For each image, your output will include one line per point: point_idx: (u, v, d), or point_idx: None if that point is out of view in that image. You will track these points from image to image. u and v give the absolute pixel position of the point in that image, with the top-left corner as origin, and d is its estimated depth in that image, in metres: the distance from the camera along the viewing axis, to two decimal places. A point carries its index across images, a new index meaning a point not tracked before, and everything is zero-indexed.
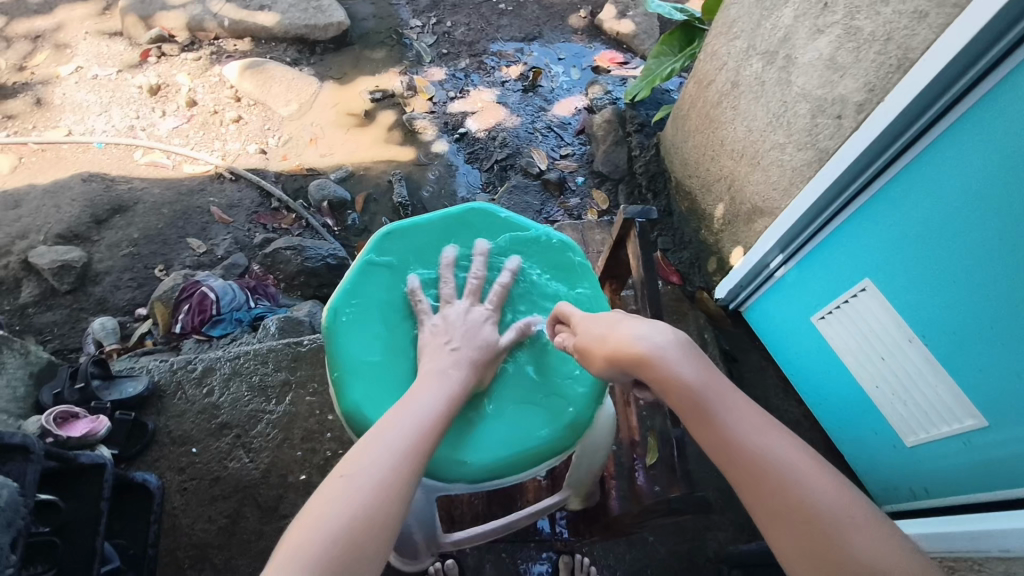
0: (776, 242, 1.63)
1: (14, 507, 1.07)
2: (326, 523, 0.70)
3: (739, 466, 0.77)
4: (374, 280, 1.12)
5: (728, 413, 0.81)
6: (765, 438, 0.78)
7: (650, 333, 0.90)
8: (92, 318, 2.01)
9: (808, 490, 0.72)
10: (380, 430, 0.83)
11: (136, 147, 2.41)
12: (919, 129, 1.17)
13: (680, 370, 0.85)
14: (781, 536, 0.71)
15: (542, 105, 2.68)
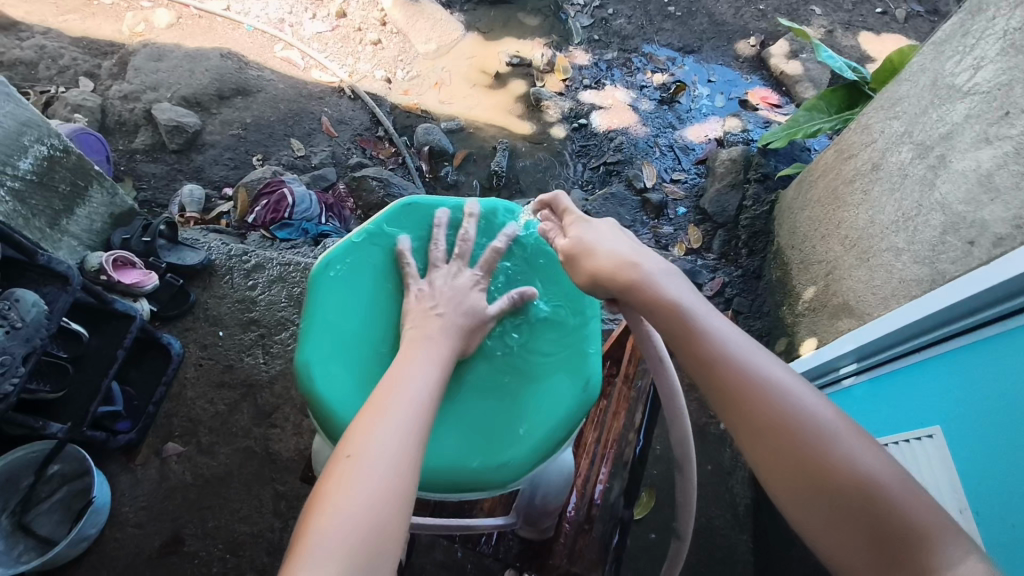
0: (857, 347, 1.48)
1: (37, 326, 1.16)
2: (344, 517, 0.66)
3: (724, 384, 0.76)
4: (374, 246, 1.07)
5: (714, 330, 0.80)
6: (752, 357, 0.77)
7: (641, 256, 0.90)
8: (185, 182, 2.13)
9: (795, 404, 0.72)
10: (384, 404, 0.77)
11: (278, 40, 2.51)
12: None
13: (668, 292, 0.84)
14: (766, 448, 0.71)
15: (672, 123, 2.55)
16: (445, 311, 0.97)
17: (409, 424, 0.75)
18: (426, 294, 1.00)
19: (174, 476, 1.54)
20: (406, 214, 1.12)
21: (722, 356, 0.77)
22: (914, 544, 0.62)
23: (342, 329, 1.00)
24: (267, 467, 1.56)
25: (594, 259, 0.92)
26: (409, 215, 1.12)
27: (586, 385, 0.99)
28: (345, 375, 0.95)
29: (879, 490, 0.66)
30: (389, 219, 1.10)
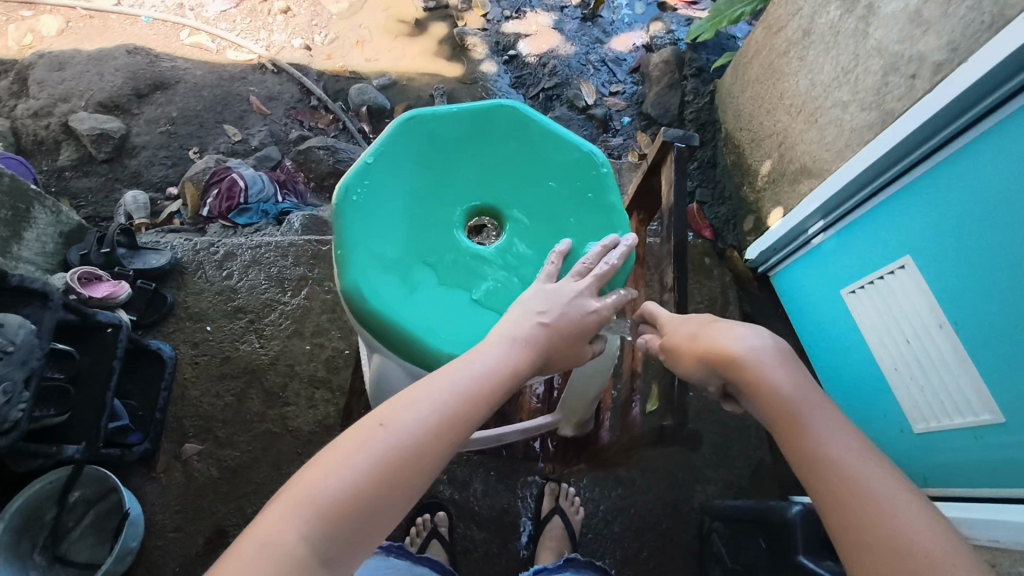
0: (819, 207, 1.59)
1: (30, 348, 1.11)
2: (344, 480, 0.63)
3: (821, 480, 0.73)
4: (394, 161, 0.90)
5: (823, 427, 0.77)
6: (859, 463, 0.72)
7: (747, 339, 0.88)
8: (126, 190, 2.05)
9: (895, 516, 0.67)
10: (436, 380, 0.73)
11: (183, 26, 2.38)
12: (958, 127, 1.19)
13: (773, 375, 0.83)
14: (858, 559, 0.67)
15: (599, 37, 2.55)
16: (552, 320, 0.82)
17: (448, 414, 0.70)
18: (540, 293, 0.85)
19: (200, 474, 1.53)
20: (422, 125, 0.92)
21: (825, 452, 0.74)
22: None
23: (380, 252, 0.87)
24: (292, 444, 1.57)
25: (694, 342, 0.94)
26: (423, 124, 0.92)
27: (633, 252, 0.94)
28: (400, 300, 0.85)
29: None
30: (397, 129, 0.91)
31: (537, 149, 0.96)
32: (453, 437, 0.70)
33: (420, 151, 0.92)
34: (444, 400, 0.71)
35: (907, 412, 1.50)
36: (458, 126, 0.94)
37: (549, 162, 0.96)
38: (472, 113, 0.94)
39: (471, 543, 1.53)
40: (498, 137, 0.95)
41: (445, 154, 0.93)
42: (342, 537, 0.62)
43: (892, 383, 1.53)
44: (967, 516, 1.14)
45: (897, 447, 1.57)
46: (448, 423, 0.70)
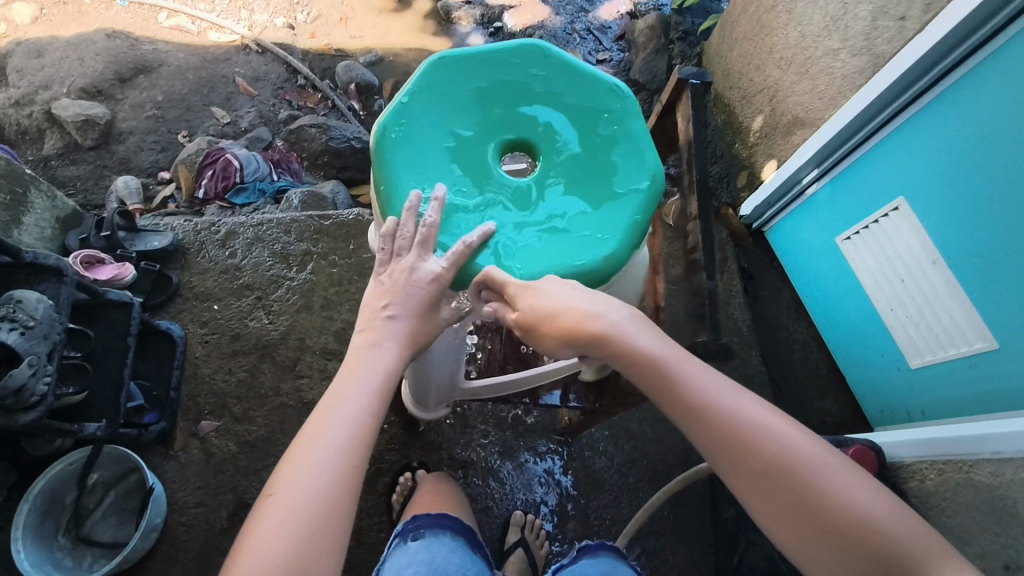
0: (813, 156, 1.64)
1: (50, 322, 1.10)
2: (265, 555, 0.68)
3: (711, 439, 0.74)
4: (425, 102, 0.90)
5: (692, 379, 0.76)
6: (733, 400, 0.75)
7: (603, 307, 0.79)
8: (115, 176, 2.01)
9: (780, 444, 0.73)
10: (317, 425, 0.77)
11: (160, 9, 2.33)
12: (948, 65, 1.23)
13: (641, 343, 0.77)
14: (758, 485, 0.72)
15: (583, 7, 2.57)
16: (396, 311, 0.85)
17: (340, 454, 0.75)
18: (387, 282, 0.87)
19: (218, 450, 1.53)
20: (450, 66, 0.91)
21: (712, 407, 0.75)
22: (896, 561, 0.67)
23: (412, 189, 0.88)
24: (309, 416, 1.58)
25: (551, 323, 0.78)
26: (451, 67, 0.91)
27: (658, 180, 0.89)
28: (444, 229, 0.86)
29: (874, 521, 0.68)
30: (423, 72, 0.90)
31: (561, 84, 0.92)
32: (352, 473, 0.76)
33: (443, 93, 0.90)
34: (332, 441, 0.76)
35: (903, 349, 1.57)
36: (479, 68, 0.91)
37: (572, 97, 0.92)
38: (495, 54, 0.92)
39: (492, 500, 1.57)
40: (519, 76, 0.92)
41: (469, 94, 0.91)
42: None
43: (888, 323, 1.60)
44: (966, 433, 1.17)
45: (895, 384, 1.64)
46: (348, 462, 0.76)
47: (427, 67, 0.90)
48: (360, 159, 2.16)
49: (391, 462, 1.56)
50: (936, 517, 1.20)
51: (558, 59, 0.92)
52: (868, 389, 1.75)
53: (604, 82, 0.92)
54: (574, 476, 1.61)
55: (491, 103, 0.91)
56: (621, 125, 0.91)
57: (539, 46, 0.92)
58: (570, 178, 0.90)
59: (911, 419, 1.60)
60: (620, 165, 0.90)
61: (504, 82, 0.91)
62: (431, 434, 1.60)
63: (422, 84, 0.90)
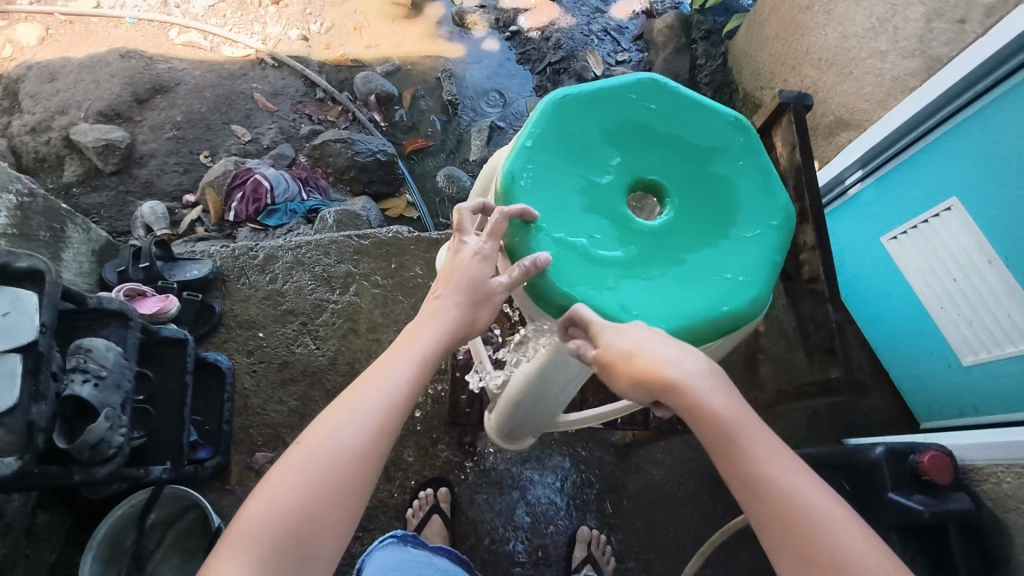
0: (860, 157, 1.65)
1: (120, 370, 1.07)
2: (278, 511, 0.66)
3: (768, 515, 0.66)
4: (550, 145, 0.87)
5: (760, 449, 0.69)
6: (801, 483, 0.67)
7: (680, 357, 0.73)
8: (140, 202, 1.96)
9: (844, 545, 0.63)
10: (354, 391, 0.76)
11: (171, 25, 2.27)
12: (1010, 69, 1.23)
13: (712, 401, 0.70)
14: None
15: (598, 7, 2.54)
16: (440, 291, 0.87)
17: (370, 424, 0.73)
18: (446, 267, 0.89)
19: None
20: (571, 107, 0.88)
21: (776, 482, 0.66)
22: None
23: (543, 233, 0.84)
24: None
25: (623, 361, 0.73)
26: (572, 108, 0.88)
27: (788, 212, 0.91)
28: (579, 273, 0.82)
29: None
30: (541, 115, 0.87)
31: (682, 119, 0.91)
32: (378, 449, 0.73)
33: (568, 132, 0.88)
34: (369, 404, 0.74)
35: (954, 346, 1.57)
36: (600, 106, 0.89)
37: (695, 130, 0.91)
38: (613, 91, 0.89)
39: (553, 518, 1.56)
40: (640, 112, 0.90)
41: (594, 134, 0.88)
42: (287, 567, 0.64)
43: (937, 321, 1.59)
44: None
45: (945, 380, 1.64)
46: (380, 428, 0.73)
47: (548, 108, 0.87)
48: (387, 173, 2.13)
49: (452, 485, 1.55)
50: (1015, 520, 1.22)
51: (677, 98, 0.91)
52: (915, 385, 1.76)
53: (723, 118, 0.92)
54: (634, 489, 1.61)
55: (614, 143, 0.89)
56: (742, 166, 0.91)
57: (655, 82, 0.91)
58: (702, 215, 0.89)
59: (963, 415, 1.61)
60: (745, 206, 0.90)
61: (625, 122, 0.89)
62: (488, 454, 1.59)
63: (546, 127, 0.87)
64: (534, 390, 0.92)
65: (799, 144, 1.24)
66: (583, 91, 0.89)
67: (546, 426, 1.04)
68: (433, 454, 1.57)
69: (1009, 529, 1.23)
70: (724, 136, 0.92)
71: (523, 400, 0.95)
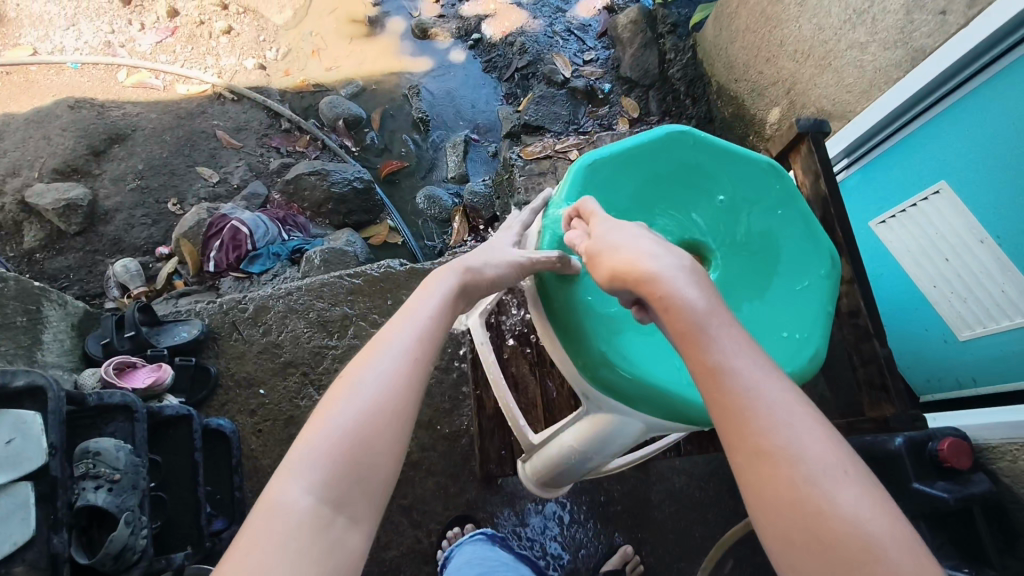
0: (845, 146, 1.67)
1: (134, 469, 1.01)
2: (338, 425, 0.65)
3: (721, 402, 0.60)
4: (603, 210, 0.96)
5: (728, 338, 0.63)
6: (766, 377, 0.60)
7: (650, 250, 0.71)
8: (110, 260, 1.86)
9: (792, 435, 0.57)
10: (389, 328, 0.76)
11: (118, 67, 2.15)
12: (993, 56, 1.25)
13: (684, 290, 0.66)
14: (755, 480, 0.56)
15: (559, 6, 2.50)
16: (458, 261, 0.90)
17: (414, 351, 0.73)
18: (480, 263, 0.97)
19: None
20: (620, 168, 0.97)
21: (732, 367, 0.61)
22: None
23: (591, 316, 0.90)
24: None
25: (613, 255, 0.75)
26: (622, 173, 0.97)
27: (833, 259, 1.00)
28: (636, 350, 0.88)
29: (885, 558, 0.50)
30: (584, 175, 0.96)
31: (720, 170, 1.00)
32: (421, 370, 0.73)
33: (618, 193, 0.97)
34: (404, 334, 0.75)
35: (950, 323, 1.59)
36: (641, 164, 0.99)
37: (732, 179, 1.01)
38: (654, 146, 0.99)
39: (580, 540, 1.56)
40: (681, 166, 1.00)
41: (640, 195, 0.98)
42: (355, 482, 0.62)
43: (932, 300, 1.61)
44: None
45: (943, 356, 1.67)
46: (417, 353, 0.74)
47: (602, 173, 0.96)
48: (365, 201, 2.06)
49: (477, 521, 1.52)
50: None
51: (714, 149, 1.00)
52: (912, 361, 1.79)
53: (758, 164, 1.01)
54: (658, 499, 1.60)
55: (660, 201, 0.99)
56: (782, 212, 1.01)
57: (691, 135, 0.99)
58: (752, 266, 0.99)
59: (962, 388, 1.63)
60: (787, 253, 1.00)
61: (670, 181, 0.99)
62: (510, 484, 1.56)
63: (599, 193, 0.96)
64: (607, 442, 0.92)
65: (823, 171, 1.26)
66: (628, 153, 0.98)
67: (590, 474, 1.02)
68: (454, 492, 1.54)
69: None
70: (762, 185, 1.01)
71: (591, 454, 0.94)
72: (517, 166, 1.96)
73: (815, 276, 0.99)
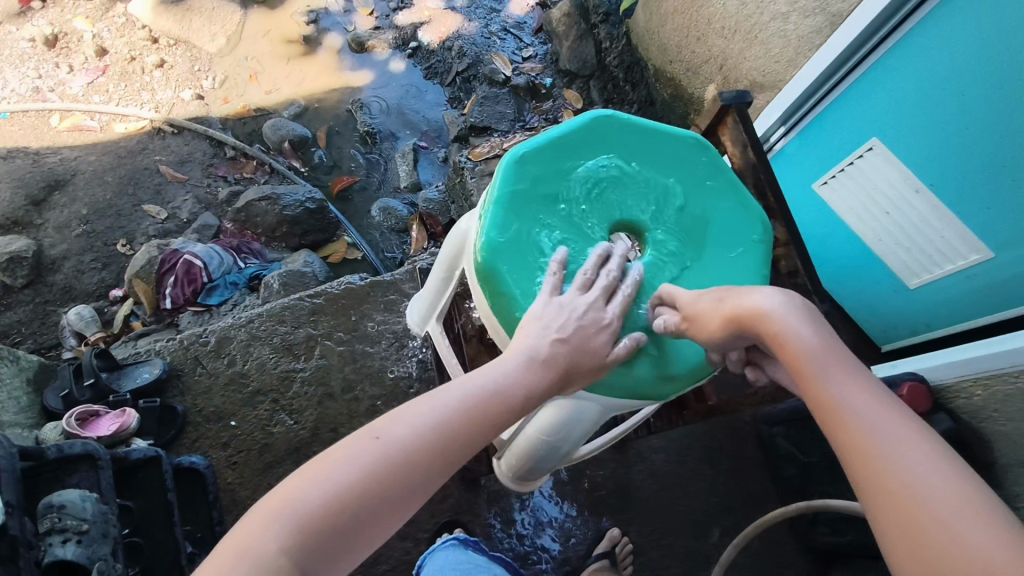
0: (780, 113, 1.70)
1: (102, 519, 0.99)
2: (334, 477, 0.64)
3: (839, 433, 0.70)
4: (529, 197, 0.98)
5: (845, 380, 0.73)
6: (882, 413, 0.69)
7: (769, 299, 0.83)
8: (63, 309, 1.81)
9: (913, 466, 0.63)
10: (449, 387, 0.77)
11: (50, 112, 2.10)
12: (910, 10, 1.30)
13: (800, 333, 0.78)
14: (875, 501, 0.64)
15: (493, 7, 2.52)
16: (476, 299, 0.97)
17: (449, 423, 0.73)
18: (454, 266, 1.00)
19: None
20: (543, 153, 1.00)
21: (850, 404, 0.70)
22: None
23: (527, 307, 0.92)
24: None
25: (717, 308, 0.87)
26: (546, 157, 1.00)
27: (764, 224, 1.05)
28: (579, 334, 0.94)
29: None
30: (516, 171, 0.97)
31: (643, 147, 1.05)
32: (445, 446, 0.72)
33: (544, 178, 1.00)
34: (434, 421, 0.72)
35: (898, 273, 1.65)
36: (570, 152, 1.01)
37: (656, 155, 1.05)
38: (581, 133, 1.02)
39: (569, 529, 1.57)
40: (604, 145, 1.03)
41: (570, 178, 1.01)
42: (325, 539, 0.61)
43: (879, 253, 1.66)
44: (1010, 347, 1.26)
45: (895, 305, 1.73)
46: (435, 449, 0.70)
47: (528, 159, 0.99)
48: (319, 221, 2.05)
49: (464, 524, 1.52)
50: (990, 427, 1.32)
51: (631, 125, 1.04)
52: (868, 313, 1.85)
53: (680, 139, 1.06)
54: (640, 479, 1.62)
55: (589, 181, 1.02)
56: (706, 182, 1.06)
57: (610, 117, 1.03)
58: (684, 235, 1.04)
59: (917, 333, 1.70)
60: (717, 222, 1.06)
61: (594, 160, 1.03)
62: (493, 484, 1.57)
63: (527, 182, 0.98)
64: (570, 424, 0.92)
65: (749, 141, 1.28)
66: (550, 138, 1.01)
67: (556, 464, 1.01)
68: (439, 498, 1.54)
69: (987, 436, 1.32)
70: (685, 158, 1.06)
71: (559, 441, 0.93)
72: (467, 169, 1.97)
73: (748, 241, 1.05)
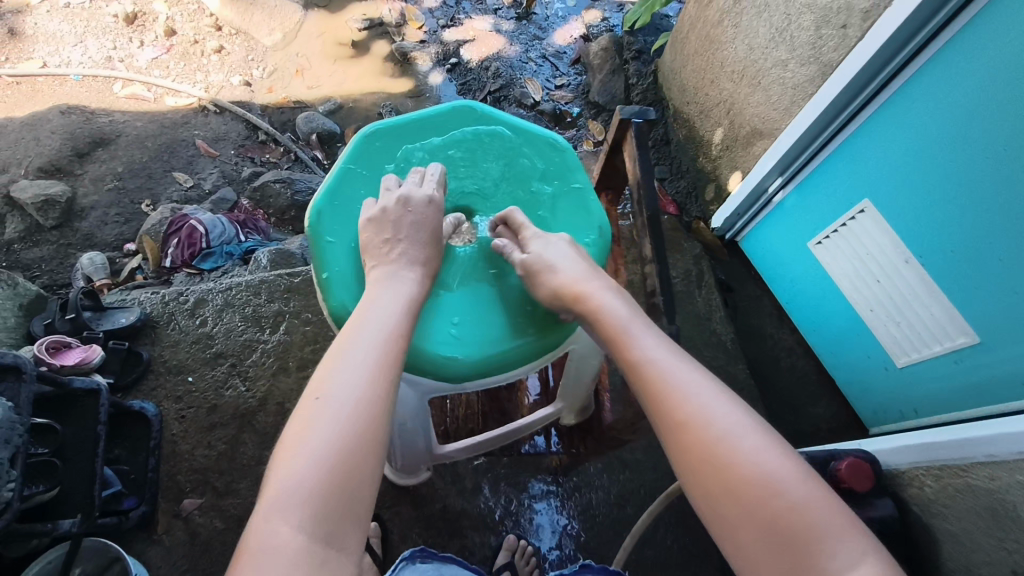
0: (776, 163, 1.65)
1: (10, 424, 1.06)
2: (314, 452, 0.66)
3: (645, 388, 0.78)
4: (371, 171, 1.08)
5: (647, 341, 0.82)
6: (676, 364, 0.79)
7: (577, 272, 0.93)
8: (81, 253, 1.97)
9: (711, 407, 0.74)
10: (343, 345, 0.77)
11: (114, 79, 2.33)
12: (896, 67, 1.26)
13: (610, 304, 0.88)
14: (676, 440, 0.73)
15: (536, 35, 2.59)
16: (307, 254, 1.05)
17: (368, 355, 0.76)
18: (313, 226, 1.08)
19: (203, 529, 1.46)
20: (395, 132, 1.10)
21: (654, 359, 0.80)
22: (809, 547, 0.63)
23: (334, 270, 0.98)
24: None
25: (552, 274, 0.92)
26: (397, 136, 1.10)
27: (601, 229, 1.08)
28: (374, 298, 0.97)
29: (778, 488, 0.67)
30: (361, 145, 1.08)
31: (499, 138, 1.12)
32: (384, 373, 0.75)
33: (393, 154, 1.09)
34: (362, 359, 0.75)
35: (887, 349, 1.54)
36: (423, 136, 1.11)
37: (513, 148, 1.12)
38: (441, 118, 1.12)
39: (488, 549, 1.52)
40: (460, 133, 1.12)
41: (419, 156, 1.10)
42: (339, 506, 0.64)
43: (870, 324, 1.56)
44: (961, 436, 1.15)
45: (883, 384, 1.61)
46: (376, 372, 0.74)
47: (379, 137, 1.09)
48: None
49: (382, 521, 1.51)
50: (939, 524, 1.17)
51: (489, 116, 1.12)
52: (857, 390, 1.73)
53: (540, 138, 1.13)
54: (570, 513, 1.58)
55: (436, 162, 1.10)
56: (553, 180, 1.11)
57: (472, 108, 1.13)
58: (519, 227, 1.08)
59: (905, 419, 1.57)
60: (557, 218, 1.09)
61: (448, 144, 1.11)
62: (420, 486, 1.56)
63: (376, 155, 1.08)
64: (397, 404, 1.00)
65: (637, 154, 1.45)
66: (410, 119, 1.11)
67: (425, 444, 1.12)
68: None
69: (934, 534, 1.18)
70: (539, 153, 1.12)
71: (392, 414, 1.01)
72: None
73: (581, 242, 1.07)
